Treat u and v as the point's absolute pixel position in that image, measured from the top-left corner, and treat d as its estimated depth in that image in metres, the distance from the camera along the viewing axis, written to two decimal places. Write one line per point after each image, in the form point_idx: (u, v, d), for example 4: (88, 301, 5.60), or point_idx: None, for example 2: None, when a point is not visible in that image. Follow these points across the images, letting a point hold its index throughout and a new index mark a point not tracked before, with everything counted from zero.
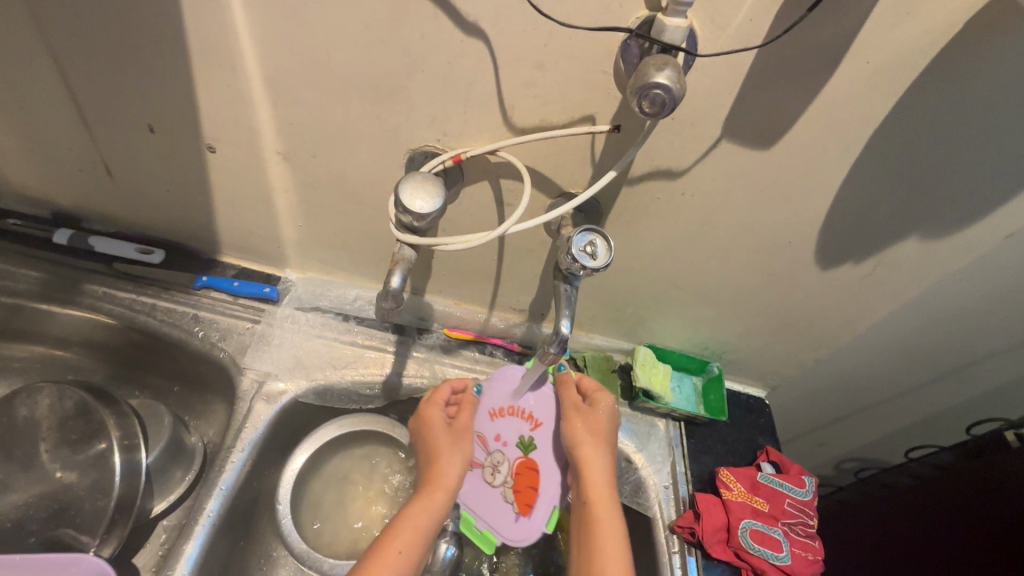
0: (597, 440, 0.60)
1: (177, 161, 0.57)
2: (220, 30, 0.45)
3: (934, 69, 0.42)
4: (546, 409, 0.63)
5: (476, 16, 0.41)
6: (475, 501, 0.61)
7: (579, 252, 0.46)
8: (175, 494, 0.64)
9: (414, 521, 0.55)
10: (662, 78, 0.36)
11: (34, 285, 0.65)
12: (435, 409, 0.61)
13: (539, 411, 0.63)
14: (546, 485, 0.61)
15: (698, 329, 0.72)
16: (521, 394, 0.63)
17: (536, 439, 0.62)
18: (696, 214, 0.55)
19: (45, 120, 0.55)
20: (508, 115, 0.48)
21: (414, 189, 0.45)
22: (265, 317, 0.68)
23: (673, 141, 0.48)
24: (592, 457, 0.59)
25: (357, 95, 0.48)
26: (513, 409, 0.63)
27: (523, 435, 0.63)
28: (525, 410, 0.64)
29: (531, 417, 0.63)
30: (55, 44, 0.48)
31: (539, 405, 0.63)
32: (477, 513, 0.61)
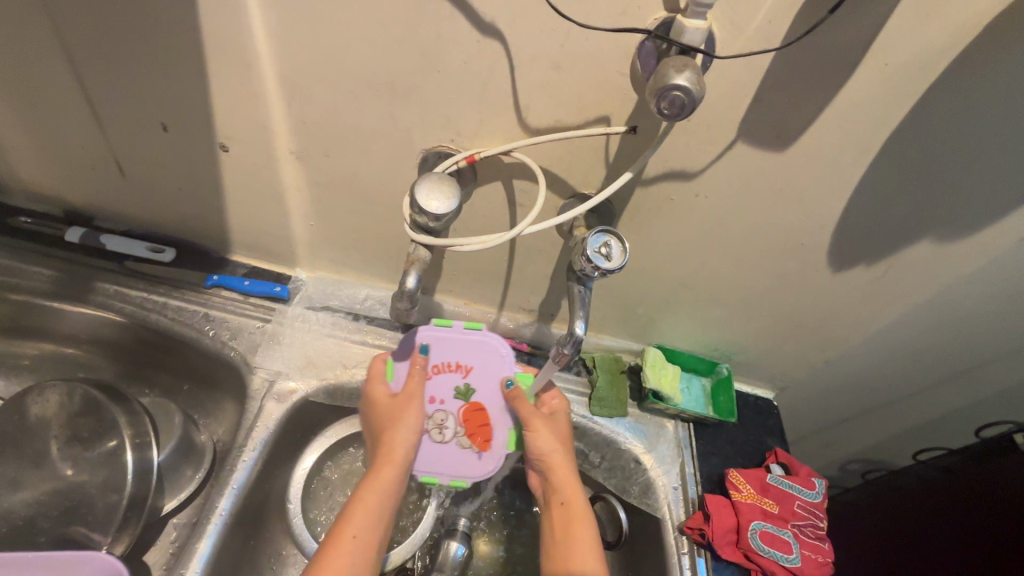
0: (562, 438, 0.60)
1: (189, 160, 0.57)
2: (236, 29, 0.45)
3: (952, 73, 0.42)
4: (475, 354, 0.60)
5: (493, 17, 0.41)
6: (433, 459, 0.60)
7: (594, 253, 0.46)
8: (186, 492, 0.64)
9: (368, 503, 0.52)
10: (682, 79, 0.36)
11: (47, 282, 0.66)
12: (379, 386, 0.59)
13: (465, 357, 0.61)
14: (496, 419, 0.61)
15: (708, 330, 0.71)
16: (441, 347, 0.60)
17: (473, 384, 0.60)
18: (709, 215, 0.55)
19: (59, 118, 0.55)
20: (523, 116, 0.48)
21: (431, 190, 0.44)
22: (276, 316, 0.68)
23: (689, 143, 0.48)
24: (562, 456, 0.59)
25: (372, 95, 0.48)
26: (436, 366, 0.60)
27: (458, 385, 0.60)
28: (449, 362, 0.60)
29: (459, 366, 0.60)
30: (70, 43, 0.48)
31: (464, 353, 0.60)
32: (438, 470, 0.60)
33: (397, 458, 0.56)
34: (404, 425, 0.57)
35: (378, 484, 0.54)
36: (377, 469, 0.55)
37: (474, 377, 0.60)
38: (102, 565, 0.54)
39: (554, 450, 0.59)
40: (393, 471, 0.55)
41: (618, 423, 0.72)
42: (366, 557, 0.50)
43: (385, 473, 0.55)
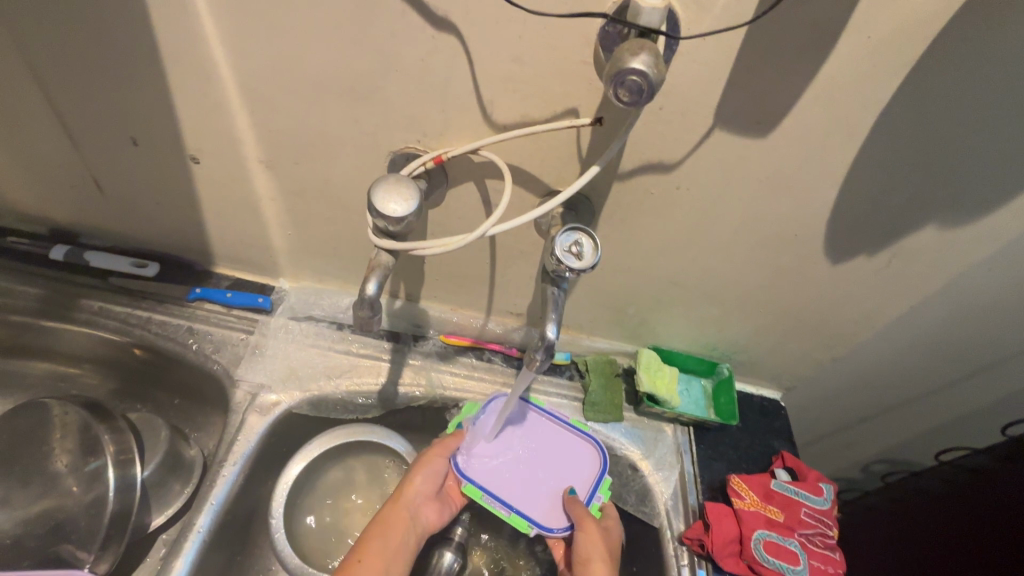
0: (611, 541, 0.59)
1: (162, 173, 0.57)
2: (191, 38, 0.44)
3: (942, 42, 0.38)
4: (475, 464, 0.62)
5: (445, 10, 0.39)
6: (524, 497, 0.61)
7: (564, 252, 0.44)
8: (174, 508, 0.64)
9: (377, 544, 0.54)
10: (638, 63, 0.34)
11: (33, 301, 0.66)
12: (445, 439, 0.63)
13: (474, 463, 0.62)
14: (526, 508, 0.61)
15: (705, 329, 0.68)
16: (480, 445, 0.64)
17: (491, 479, 0.62)
18: (692, 209, 0.52)
19: (32, 136, 0.56)
20: (488, 112, 0.46)
21: (388, 192, 0.42)
22: (259, 327, 0.67)
23: (662, 132, 0.45)
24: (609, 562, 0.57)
25: (333, 99, 0.47)
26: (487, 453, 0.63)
27: (489, 477, 0.62)
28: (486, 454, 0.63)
29: (484, 463, 0.63)
30: (36, 62, 0.48)
31: (479, 459, 0.63)
32: (531, 507, 0.61)
33: (404, 497, 0.59)
34: (421, 466, 0.60)
35: (387, 520, 0.57)
36: (386, 508, 0.58)
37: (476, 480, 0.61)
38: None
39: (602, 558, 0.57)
40: (398, 512, 0.58)
41: (613, 428, 0.69)
42: None
43: (390, 511, 0.58)
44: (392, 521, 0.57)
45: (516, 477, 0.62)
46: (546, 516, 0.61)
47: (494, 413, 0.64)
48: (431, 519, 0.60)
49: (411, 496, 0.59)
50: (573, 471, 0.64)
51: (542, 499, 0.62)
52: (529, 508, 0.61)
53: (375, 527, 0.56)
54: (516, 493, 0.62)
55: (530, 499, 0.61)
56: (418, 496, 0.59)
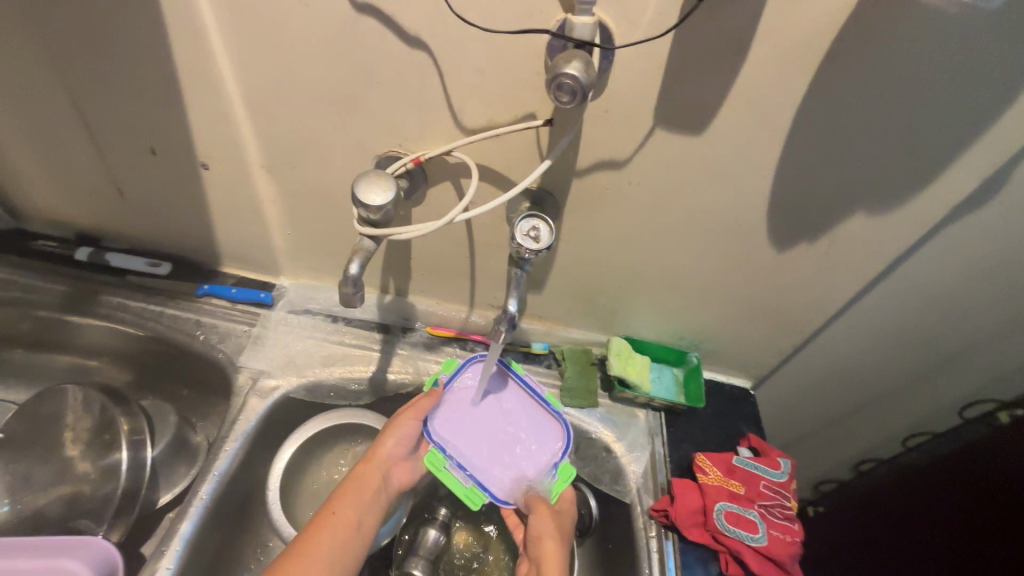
0: (565, 526, 0.64)
1: (176, 180, 0.64)
2: (203, 59, 0.51)
3: (840, 48, 0.45)
4: (444, 425, 0.64)
5: (416, 30, 0.46)
6: (486, 465, 0.63)
7: (523, 236, 0.50)
8: (179, 487, 0.69)
9: (350, 500, 0.58)
10: (570, 69, 0.40)
11: (57, 297, 0.72)
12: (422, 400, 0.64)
13: (444, 424, 0.64)
14: (484, 476, 0.63)
15: (671, 318, 0.74)
16: (453, 406, 0.66)
17: (458, 441, 0.64)
18: (646, 202, 0.58)
19: (63, 148, 0.63)
20: (458, 118, 0.53)
21: (368, 184, 0.49)
22: (260, 320, 0.73)
23: (610, 133, 0.52)
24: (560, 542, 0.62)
25: (325, 109, 0.54)
26: (457, 414, 0.65)
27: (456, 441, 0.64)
28: (456, 416, 0.65)
29: (453, 422, 0.65)
30: (72, 83, 0.56)
31: (450, 422, 0.65)
32: (490, 479, 0.63)
33: (377, 458, 0.62)
34: (393, 428, 0.63)
35: (360, 477, 0.60)
36: (359, 466, 0.61)
37: (443, 442, 0.63)
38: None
39: (552, 534, 0.62)
40: (369, 470, 0.61)
41: (588, 412, 0.74)
42: (343, 539, 0.54)
43: (364, 468, 0.61)
44: (364, 478, 0.60)
45: (481, 446, 0.64)
46: (502, 491, 0.63)
47: (471, 374, 0.68)
48: (398, 478, 0.64)
49: (383, 455, 0.62)
50: (535, 447, 0.65)
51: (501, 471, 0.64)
52: (488, 480, 0.62)
53: (349, 483, 0.60)
54: (480, 458, 0.63)
55: (491, 470, 0.63)
56: (390, 456, 0.62)
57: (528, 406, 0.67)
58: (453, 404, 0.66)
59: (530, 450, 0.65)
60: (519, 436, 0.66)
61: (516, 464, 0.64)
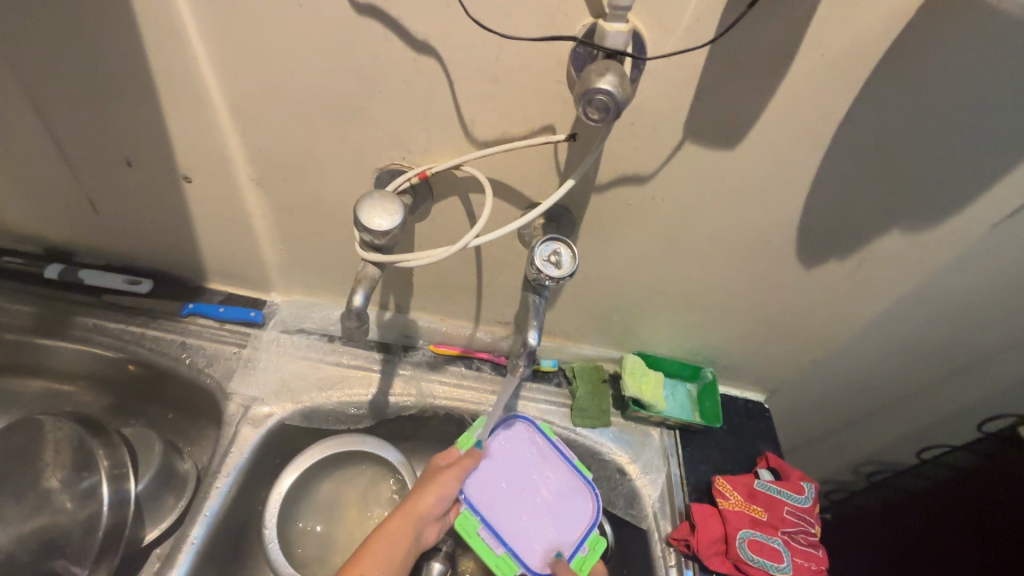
0: None
1: (155, 193, 0.59)
2: (184, 64, 0.46)
3: (892, 58, 0.41)
4: (477, 490, 0.63)
5: (425, 35, 0.42)
6: (516, 533, 0.62)
7: (543, 262, 0.46)
8: (167, 522, 0.64)
9: (375, 556, 0.55)
10: (604, 83, 0.36)
11: (27, 319, 0.67)
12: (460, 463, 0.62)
13: (477, 490, 0.63)
14: (513, 548, 0.61)
15: (687, 334, 0.70)
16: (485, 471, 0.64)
17: (490, 510, 0.62)
18: (669, 219, 0.55)
19: (28, 158, 0.57)
20: (469, 130, 0.48)
21: (372, 208, 0.44)
22: (251, 341, 0.69)
23: (635, 147, 0.48)
24: None
25: (321, 119, 0.49)
26: (491, 481, 0.64)
27: (487, 510, 0.62)
28: (490, 483, 0.64)
29: (484, 489, 0.63)
30: (34, 88, 0.50)
31: (484, 486, 0.63)
32: (522, 544, 0.61)
33: (412, 511, 0.58)
34: (433, 484, 0.60)
35: (390, 530, 0.57)
36: (393, 517, 0.58)
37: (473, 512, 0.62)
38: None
39: None
40: (400, 521, 0.58)
41: (601, 433, 0.71)
42: None
43: (396, 521, 0.58)
44: (394, 533, 0.57)
45: (514, 506, 0.63)
46: (534, 557, 0.61)
47: (506, 438, 0.66)
48: (430, 537, 0.60)
49: (424, 508, 0.58)
50: (568, 516, 0.63)
51: (531, 545, 0.61)
52: (520, 547, 0.61)
53: (380, 536, 0.56)
54: (513, 526, 0.62)
55: (523, 534, 0.62)
56: (431, 510, 0.59)
57: (562, 478, 0.65)
58: (485, 470, 0.64)
59: (561, 520, 0.63)
60: (553, 503, 0.64)
61: (548, 530, 0.63)
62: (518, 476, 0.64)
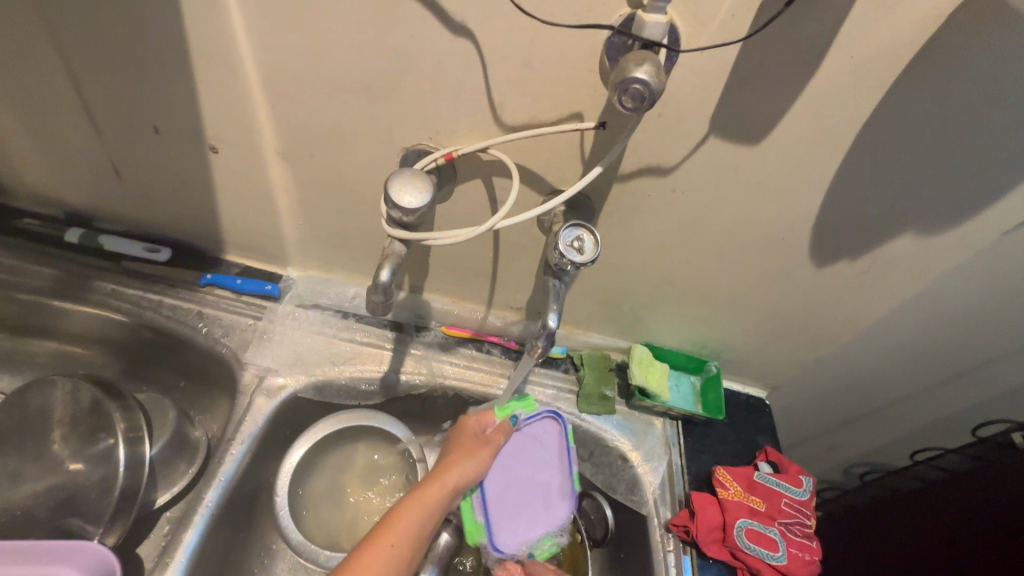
0: None
1: (181, 162, 0.59)
2: (220, 34, 0.46)
3: (918, 63, 0.42)
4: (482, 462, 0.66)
5: (463, 17, 0.42)
6: (502, 509, 0.65)
7: (567, 247, 0.47)
8: (179, 486, 0.66)
9: (413, 516, 0.56)
10: (641, 73, 0.37)
11: (46, 282, 0.67)
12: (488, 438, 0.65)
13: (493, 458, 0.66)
14: (496, 525, 0.65)
15: (695, 327, 0.71)
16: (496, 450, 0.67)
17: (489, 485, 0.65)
18: (687, 212, 0.56)
19: (57, 121, 0.58)
20: (498, 114, 0.49)
21: (402, 185, 0.45)
22: (267, 314, 0.70)
23: (660, 138, 0.49)
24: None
25: (352, 96, 0.50)
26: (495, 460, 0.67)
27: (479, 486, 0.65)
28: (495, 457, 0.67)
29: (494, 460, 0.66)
30: (68, 51, 0.50)
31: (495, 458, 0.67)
32: (495, 521, 0.65)
33: (448, 479, 0.60)
34: (464, 455, 0.62)
35: (428, 495, 0.59)
36: (432, 481, 0.60)
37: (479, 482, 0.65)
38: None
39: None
40: (438, 490, 0.59)
41: (606, 420, 0.72)
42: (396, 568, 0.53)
43: (434, 485, 0.59)
44: (430, 495, 0.58)
45: (502, 487, 0.66)
46: (506, 539, 0.65)
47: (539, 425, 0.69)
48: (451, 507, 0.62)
49: (456, 480, 0.61)
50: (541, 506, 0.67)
51: (512, 525, 0.65)
52: (498, 525, 0.65)
53: (412, 498, 0.58)
54: (502, 500, 0.66)
55: (501, 513, 0.65)
56: (461, 482, 0.61)
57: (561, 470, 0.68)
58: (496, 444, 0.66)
59: (535, 511, 0.66)
60: (540, 490, 0.67)
61: (520, 516, 0.66)
62: (521, 456, 0.67)
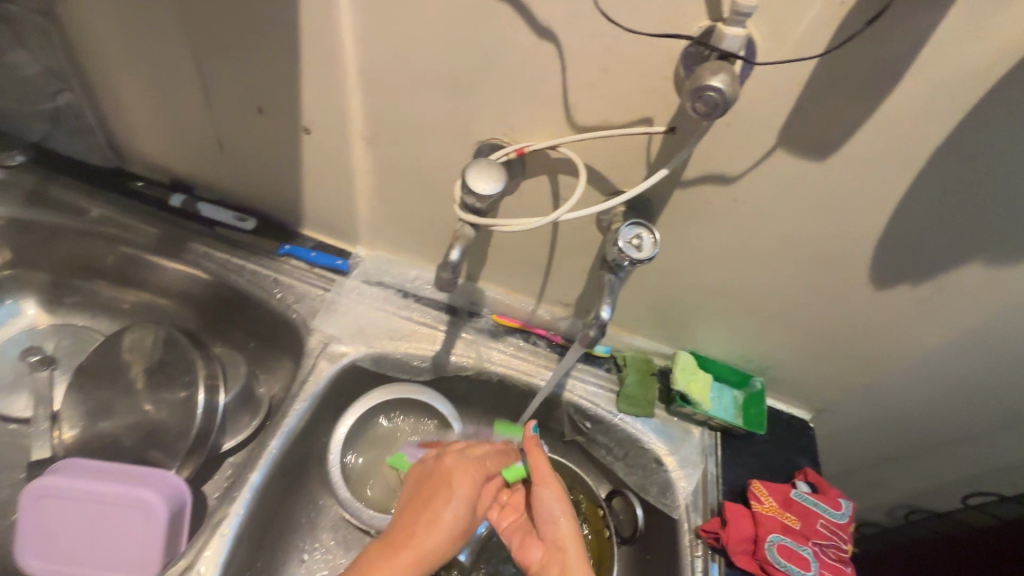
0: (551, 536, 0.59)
1: (276, 141, 0.65)
2: (328, 27, 0.52)
3: (1001, 91, 0.42)
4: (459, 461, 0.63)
5: (549, 22, 0.46)
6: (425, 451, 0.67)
7: (625, 244, 0.49)
8: (243, 436, 0.72)
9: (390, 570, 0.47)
10: (716, 82, 0.39)
11: (150, 238, 0.74)
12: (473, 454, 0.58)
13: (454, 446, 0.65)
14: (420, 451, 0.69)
15: (743, 340, 0.72)
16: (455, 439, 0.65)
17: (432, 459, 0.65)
18: (746, 223, 0.57)
19: (176, 97, 0.65)
20: (571, 114, 0.52)
21: (479, 172, 0.49)
22: (335, 286, 0.75)
23: (725, 147, 0.50)
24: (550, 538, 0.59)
25: (437, 90, 0.54)
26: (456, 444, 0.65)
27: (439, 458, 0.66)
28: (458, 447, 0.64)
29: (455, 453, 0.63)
30: (196, 36, 0.57)
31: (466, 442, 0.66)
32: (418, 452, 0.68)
33: (431, 516, 0.51)
34: (449, 488, 0.53)
35: (409, 546, 0.49)
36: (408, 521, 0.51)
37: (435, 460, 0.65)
38: (130, 564, 0.58)
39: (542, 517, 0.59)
40: (422, 541, 0.49)
41: (644, 422, 0.73)
42: None
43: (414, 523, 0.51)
44: (414, 532, 0.50)
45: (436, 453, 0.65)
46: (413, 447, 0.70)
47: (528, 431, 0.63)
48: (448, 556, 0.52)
49: (442, 518, 0.51)
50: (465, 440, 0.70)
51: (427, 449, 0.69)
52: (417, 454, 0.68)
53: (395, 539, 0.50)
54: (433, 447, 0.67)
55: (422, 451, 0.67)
56: (451, 523, 0.52)
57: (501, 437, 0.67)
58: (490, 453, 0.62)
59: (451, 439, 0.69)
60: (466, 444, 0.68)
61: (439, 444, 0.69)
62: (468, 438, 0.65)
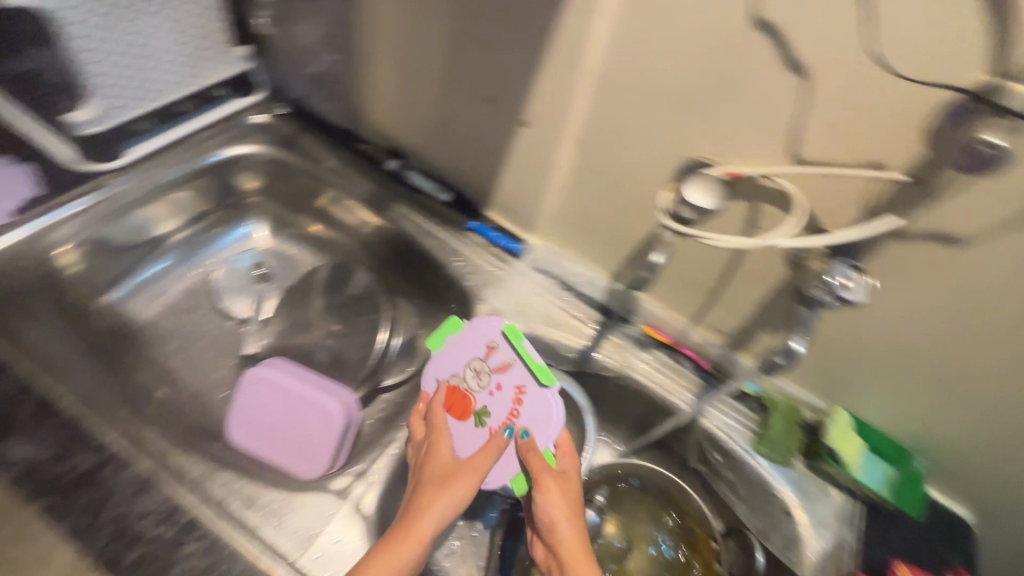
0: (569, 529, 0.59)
1: (494, 128, 0.74)
2: (582, 36, 0.58)
3: None
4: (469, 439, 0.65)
5: (806, 56, 0.47)
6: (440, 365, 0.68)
7: (836, 281, 0.51)
8: (398, 377, 0.81)
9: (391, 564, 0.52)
10: (993, 138, 0.43)
11: (366, 194, 0.87)
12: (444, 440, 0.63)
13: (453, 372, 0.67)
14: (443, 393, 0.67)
15: (915, 414, 0.66)
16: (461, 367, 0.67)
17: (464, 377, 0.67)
18: (964, 290, 0.53)
19: (421, 79, 0.76)
20: (796, 147, 0.53)
21: (700, 191, 0.57)
22: (506, 267, 0.83)
23: (965, 205, 0.48)
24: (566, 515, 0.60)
25: (665, 105, 0.58)
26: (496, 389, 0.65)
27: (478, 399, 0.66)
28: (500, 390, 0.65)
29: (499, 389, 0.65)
30: (459, 30, 0.67)
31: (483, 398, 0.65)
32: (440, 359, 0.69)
33: (417, 532, 0.55)
34: (435, 502, 0.57)
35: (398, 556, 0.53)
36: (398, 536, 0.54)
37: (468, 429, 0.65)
38: (307, 457, 0.69)
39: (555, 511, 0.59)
40: (412, 547, 0.54)
41: (779, 470, 0.71)
42: None
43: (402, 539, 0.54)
44: (400, 539, 0.54)
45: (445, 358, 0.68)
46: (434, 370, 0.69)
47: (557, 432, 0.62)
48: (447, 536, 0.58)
49: (426, 532, 0.55)
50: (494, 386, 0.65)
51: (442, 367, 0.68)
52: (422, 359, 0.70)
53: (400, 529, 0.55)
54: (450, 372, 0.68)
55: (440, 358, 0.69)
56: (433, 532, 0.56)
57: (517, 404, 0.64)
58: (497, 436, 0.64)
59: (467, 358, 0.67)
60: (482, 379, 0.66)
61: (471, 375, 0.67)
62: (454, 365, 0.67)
